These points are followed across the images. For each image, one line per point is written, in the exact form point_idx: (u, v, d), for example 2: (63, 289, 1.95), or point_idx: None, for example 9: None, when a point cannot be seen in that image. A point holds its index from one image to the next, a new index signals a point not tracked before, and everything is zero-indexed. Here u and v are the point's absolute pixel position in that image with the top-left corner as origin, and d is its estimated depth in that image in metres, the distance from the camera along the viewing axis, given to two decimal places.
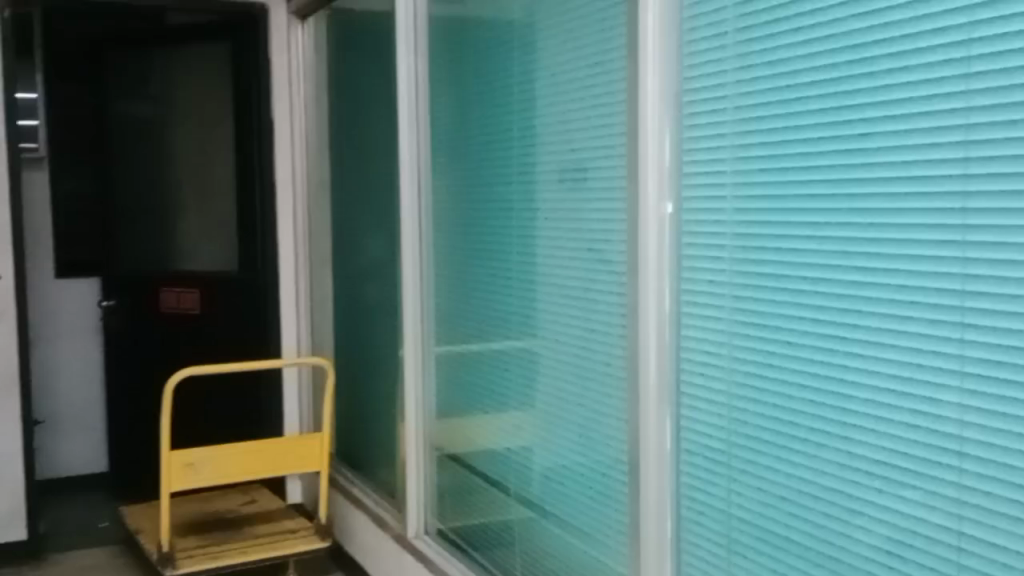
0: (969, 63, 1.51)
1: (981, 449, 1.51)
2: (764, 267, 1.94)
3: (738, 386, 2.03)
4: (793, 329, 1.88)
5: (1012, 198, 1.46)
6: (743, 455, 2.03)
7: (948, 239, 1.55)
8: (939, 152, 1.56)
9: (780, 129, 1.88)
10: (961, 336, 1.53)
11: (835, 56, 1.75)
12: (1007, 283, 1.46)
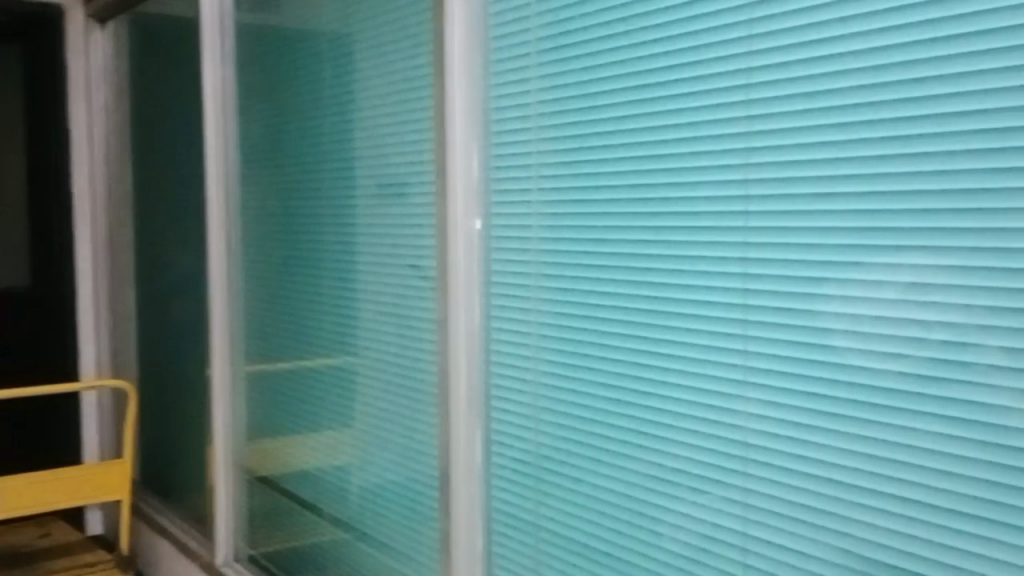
0: (746, 91, 1.60)
1: (763, 455, 1.60)
2: (565, 284, 1.99)
3: (544, 400, 2.06)
4: (594, 342, 1.93)
5: (786, 219, 1.54)
6: (549, 467, 2.07)
7: (731, 255, 1.63)
8: (722, 174, 1.64)
9: (581, 149, 1.94)
10: (745, 348, 1.61)
11: (629, 80, 1.81)
12: (783, 298, 1.55)
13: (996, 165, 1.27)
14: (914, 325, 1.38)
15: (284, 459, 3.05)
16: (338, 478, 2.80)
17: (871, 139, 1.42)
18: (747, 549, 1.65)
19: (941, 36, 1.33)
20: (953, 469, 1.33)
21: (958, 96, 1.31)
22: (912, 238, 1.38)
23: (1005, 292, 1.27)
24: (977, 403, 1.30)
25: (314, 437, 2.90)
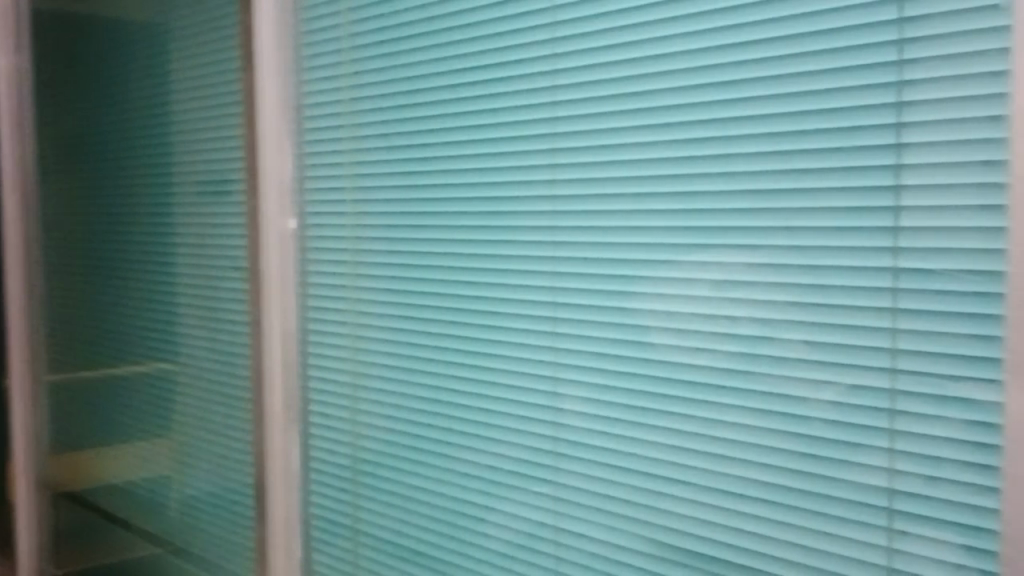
0: (550, 92, 1.56)
1: (573, 452, 1.57)
2: (379, 283, 1.92)
3: (361, 401, 2.00)
4: (410, 342, 1.87)
5: (587, 218, 1.52)
6: (369, 469, 2.01)
7: (537, 255, 1.60)
8: (528, 173, 1.61)
9: (393, 144, 1.87)
10: (554, 344, 1.58)
11: (439, 75, 1.76)
12: (587, 298, 1.52)
13: (784, 164, 1.27)
14: (711, 321, 1.36)
15: (94, 470, 2.88)
16: (156, 487, 2.66)
17: (665, 142, 1.40)
18: (558, 545, 1.63)
19: (731, 38, 1.32)
20: (750, 460, 1.32)
21: (751, 97, 1.30)
22: (709, 237, 1.35)
23: (796, 288, 1.27)
24: (772, 393, 1.29)
25: (130, 445, 2.75)
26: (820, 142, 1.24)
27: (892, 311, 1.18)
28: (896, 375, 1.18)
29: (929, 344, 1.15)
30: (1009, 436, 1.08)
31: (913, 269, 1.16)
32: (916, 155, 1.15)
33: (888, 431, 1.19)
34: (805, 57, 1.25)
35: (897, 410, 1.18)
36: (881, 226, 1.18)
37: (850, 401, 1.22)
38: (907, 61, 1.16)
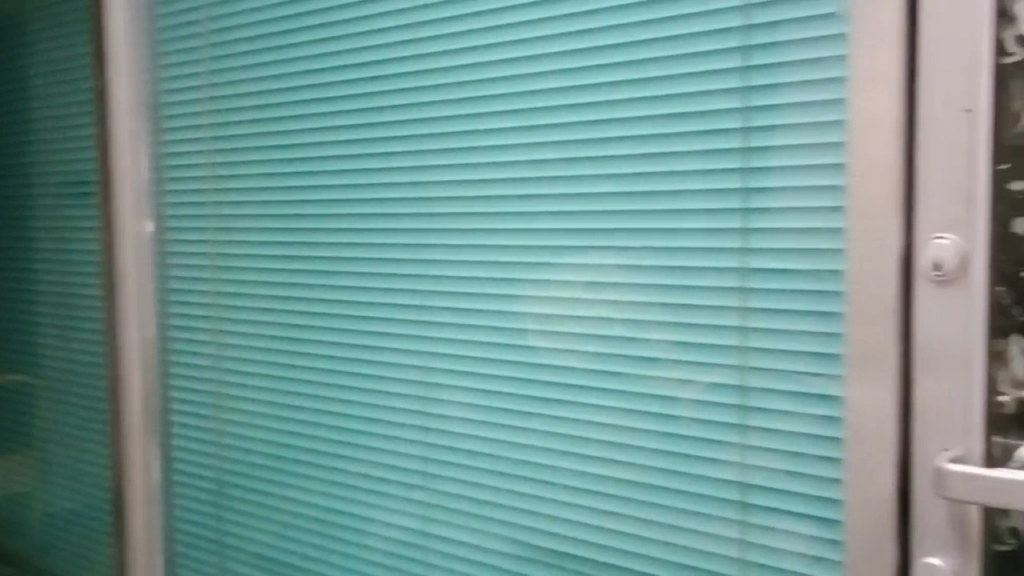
0: (407, 68, 1.28)
1: (440, 491, 1.31)
2: (230, 288, 1.66)
3: (223, 425, 1.72)
4: (263, 355, 1.59)
5: (455, 216, 1.24)
6: (227, 502, 1.73)
7: (394, 258, 1.32)
8: (382, 162, 1.32)
9: (244, 132, 1.59)
10: (419, 366, 1.30)
11: (286, 49, 1.47)
12: (451, 314, 1.25)
13: (625, 166, 1.07)
14: (543, 339, 1.17)
15: None
16: None
17: (540, 125, 1.14)
18: None
19: (563, 22, 1.12)
20: (589, 484, 1.14)
21: (589, 90, 1.09)
22: (596, 240, 1.11)
23: (641, 305, 1.07)
24: (610, 408, 1.11)
25: None
26: (664, 146, 1.03)
27: (740, 327, 0.99)
28: (744, 392, 1.00)
29: (776, 356, 0.97)
30: (850, 453, 0.92)
31: (762, 289, 0.97)
32: (764, 156, 0.96)
33: (735, 453, 1.01)
34: (642, 47, 1.05)
35: (746, 426, 1.00)
36: (728, 241, 0.99)
37: (689, 416, 1.04)
38: (753, 51, 0.97)
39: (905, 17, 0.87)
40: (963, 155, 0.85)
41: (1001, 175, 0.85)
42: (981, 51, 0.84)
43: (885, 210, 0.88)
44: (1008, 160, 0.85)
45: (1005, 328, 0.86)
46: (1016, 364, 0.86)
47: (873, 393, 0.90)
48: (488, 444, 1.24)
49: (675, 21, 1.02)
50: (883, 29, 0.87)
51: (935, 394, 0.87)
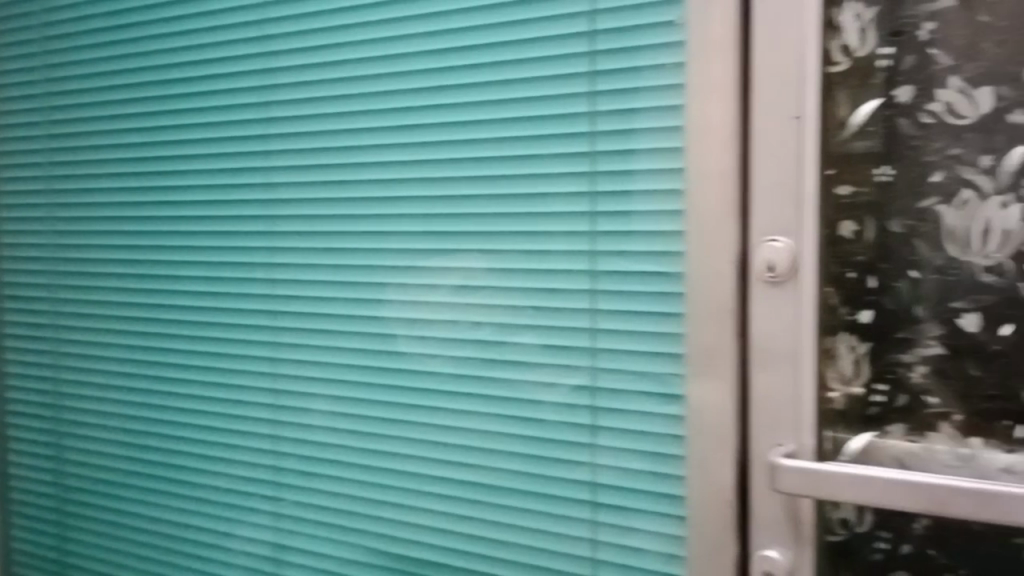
0: (258, 66, 1.21)
1: (294, 499, 1.26)
2: (65, 299, 1.45)
3: (46, 445, 1.52)
4: (95, 367, 1.43)
5: (306, 218, 1.20)
6: (51, 529, 1.54)
7: (242, 259, 1.25)
8: (228, 160, 1.25)
9: (67, 121, 1.42)
10: (272, 371, 1.25)
11: (119, 35, 1.34)
12: (302, 318, 1.21)
13: (476, 170, 1.06)
14: (395, 345, 1.14)
15: None
16: None
17: (397, 128, 1.11)
18: None
19: (411, 22, 1.09)
20: (449, 489, 1.12)
21: (439, 93, 1.08)
22: (451, 242, 1.09)
23: (494, 310, 1.07)
24: (464, 411, 1.10)
25: None
26: (515, 150, 1.03)
27: (590, 330, 1.00)
28: (594, 394, 1.00)
29: (624, 358, 0.98)
30: (692, 448, 0.94)
31: (611, 293, 0.98)
32: (610, 160, 0.97)
33: (586, 453, 1.01)
34: (491, 51, 1.04)
35: (597, 427, 1.00)
36: (576, 245, 1.00)
37: (542, 418, 1.04)
38: (599, 56, 0.97)
39: (740, 25, 0.89)
40: (792, 159, 0.87)
41: (828, 178, 0.87)
42: (808, 58, 0.85)
43: (721, 212, 0.91)
44: (835, 165, 0.87)
45: (834, 326, 0.88)
46: (844, 362, 0.88)
47: (711, 389, 0.93)
48: (341, 451, 1.21)
49: (523, 26, 1.02)
50: (719, 32, 0.90)
51: (767, 391, 0.90)
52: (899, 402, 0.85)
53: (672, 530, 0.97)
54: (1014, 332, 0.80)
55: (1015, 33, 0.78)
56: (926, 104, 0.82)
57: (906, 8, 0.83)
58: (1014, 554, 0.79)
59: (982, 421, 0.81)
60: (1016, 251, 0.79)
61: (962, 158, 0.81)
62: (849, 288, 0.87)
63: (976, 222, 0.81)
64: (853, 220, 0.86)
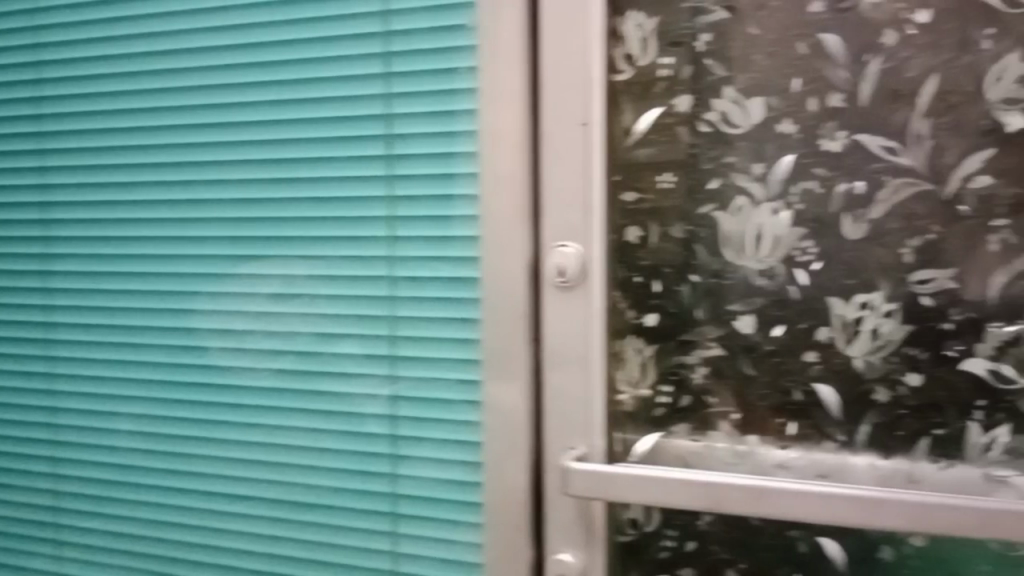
0: (35, 59, 1.14)
1: (75, 525, 1.17)
2: None
3: None
4: None
5: (87, 223, 1.12)
6: None
7: (20, 265, 1.17)
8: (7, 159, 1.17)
9: None
10: (50, 387, 1.16)
11: None
12: (84, 330, 1.13)
13: (270, 173, 1.02)
14: (185, 357, 1.08)
15: None
16: None
17: (184, 127, 1.05)
18: None
19: (197, 16, 1.03)
20: (244, 507, 1.07)
21: (230, 91, 1.03)
22: (243, 248, 1.04)
23: (290, 318, 1.02)
24: (260, 425, 1.05)
25: None
26: (311, 152, 1.00)
27: (389, 337, 0.97)
28: (395, 403, 0.98)
29: (424, 365, 0.96)
30: (488, 454, 0.93)
31: (410, 299, 0.96)
32: (408, 163, 0.95)
33: (387, 464, 0.99)
34: (284, 49, 1.00)
35: (397, 436, 0.98)
36: (375, 250, 0.97)
37: (341, 430, 1.01)
38: (395, 57, 0.95)
39: (528, 33, 0.90)
40: (579, 166, 0.88)
41: (614, 185, 0.89)
42: (592, 66, 0.86)
43: (511, 218, 0.91)
44: (621, 172, 0.88)
45: (621, 330, 0.90)
46: (632, 365, 0.89)
47: (505, 395, 0.93)
48: (126, 472, 1.12)
49: (316, 24, 0.98)
50: (508, 39, 0.89)
51: (558, 394, 0.91)
52: (683, 402, 0.87)
53: (469, 539, 0.96)
54: (783, 334, 0.83)
55: (781, 46, 0.81)
56: (704, 113, 0.84)
57: (684, 19, 0.84)
58: (788, 545, 0.82)
59: (756, 420, 0.84)
60: (785, 255, 0.82)
61: (736, 166, 0.83)
62: (635, 293, 0.89)
63: (750, 227, 0.83)
64: (638, 225, 0.88)
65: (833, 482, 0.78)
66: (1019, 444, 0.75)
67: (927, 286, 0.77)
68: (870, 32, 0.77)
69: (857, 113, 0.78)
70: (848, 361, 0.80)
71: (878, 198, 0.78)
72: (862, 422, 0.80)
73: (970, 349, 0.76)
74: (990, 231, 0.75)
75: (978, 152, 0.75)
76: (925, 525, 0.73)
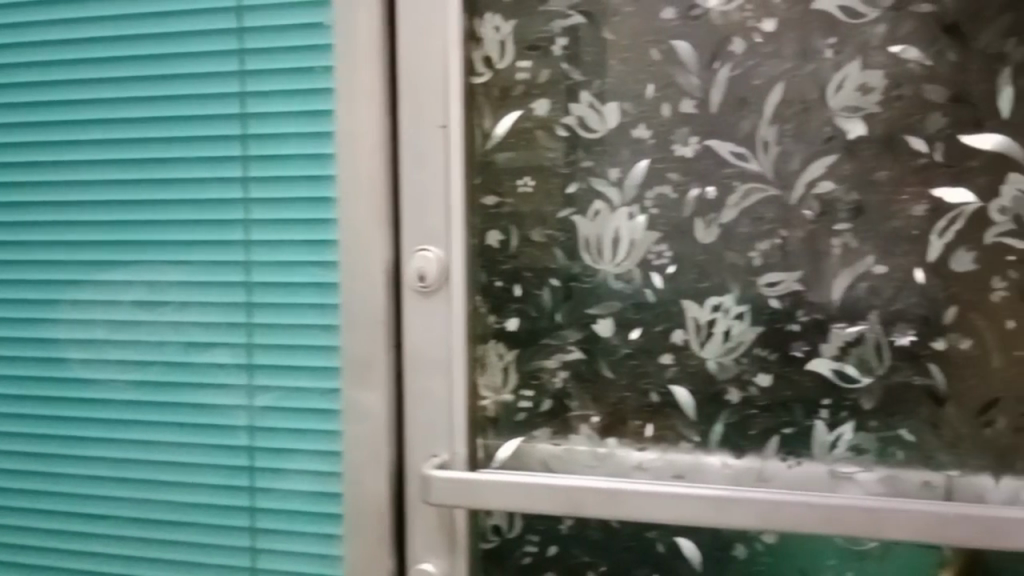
0: None
1: None
2: None
3: None
4: None
5: None
6: None
7: None
8: None
9: None
10: None
11: None
12: None
13: (116, 174, 0.96)
14: (31, 368, 1.02)
15: None
16: None
17: (26, 125, 1.00)
18: None
19: (42, 8, 0.98)
20: (92, 526, 1.01)
21: (74, 87, 0.97)
22: (89, 253, 0.98)
23: (139, 327, 0.98)
24: (107, 440, 0.99)
25: None
26: (159, 152, 0.95)
27: (245, 345, 0.94)
28: (251, 414, 0.94)
29: (282, 374, 0.93)
30: (348, 464, 0.91)
31: (267, 305, 0.93)
32: (263, 165, 0.92)
33: (245, 477, 0.95)
34: (130, 43, 0.95)
35: (254, 448, 0.95)
36: (230, 255, 0.94)
37: (195, 443, 0.97)
38: (248, 56, 0.91)
39: (385, 33, 0.88)
40: (438, 169, 0.87)
41: (473, 188, 0.88)
42: (450, 69, 0.85)
43: (370, 220, 0.89)
44: (480, 175, 0.87)
45: (482, 335, 0.89)
46: (493, 371, 0.89)
47: (366, 402, 0.90)
48: None
49: (166, 19, 0.94)
50: (365, 38, 0.87)
51: (420, 399, 0.89)
52: (544, 406, 0.87)
53: (329, 550, 0.93)
54: (640, 337, 0.83)
55: (635, 52, 0.81)
56: (562, 117, 0.84)
57: (540, 23, 0.84)
58: (647, 547, 0.83)
59: (615, 422, 0.84)
60: (641, 259, 0.83)
61: (593, 170, 0.83)
62: (496, 297, 0.88)
63: (607, 231, 0.83)
64: (498, 229, 0.87)
65: (688, 482, 0.79)
66: (862, 441, 0.77)
67: (775, 288, 0.79)
68: (719, 40, 0.79)
69: (708, 119, 0.79)
70: (702, 362, 0.81)
71: (728, 203, 0.79)
72: (716, 422, 0.81)
73: (816, 349, 0.78)
74: (833, 234, 0.77)
75: (821, 159, 0.77)
76: (772, 523, 0.75)
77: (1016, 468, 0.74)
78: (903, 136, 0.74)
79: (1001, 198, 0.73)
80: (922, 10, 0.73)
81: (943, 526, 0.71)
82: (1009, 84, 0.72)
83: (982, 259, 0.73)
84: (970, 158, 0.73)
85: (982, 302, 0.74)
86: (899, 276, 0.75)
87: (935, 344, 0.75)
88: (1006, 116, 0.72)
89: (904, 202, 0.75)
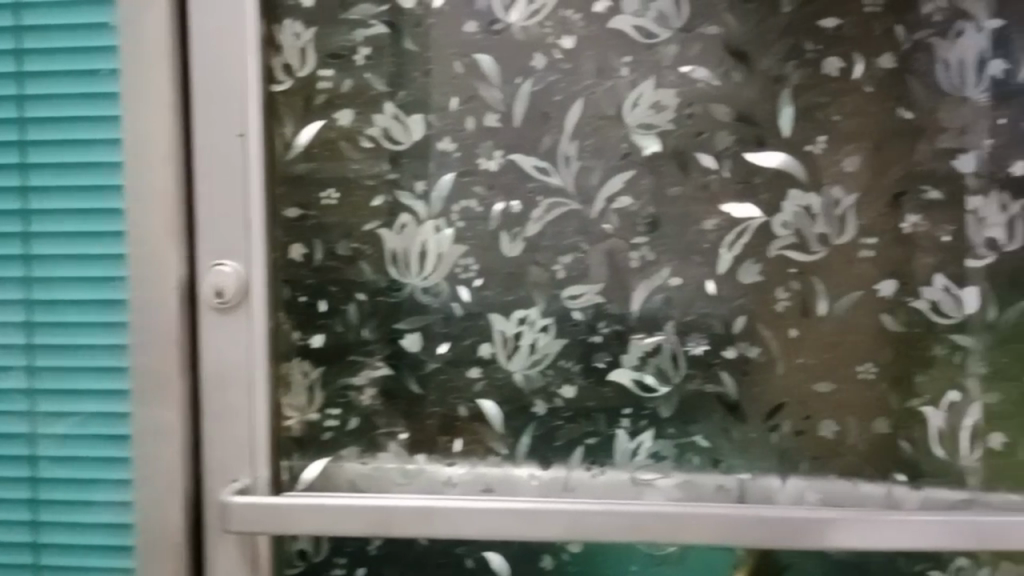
0: None
1: None
2: None
3: None
4: None
5: None
6: None
7: None
8: None
9: None
10: None
11: None
12: None
13: None
14: None
15: None
16: None
17: None
18: None
19: None
20: None
21: None
22: None
23: None
24: None
25: None
26: None
27: (27, 369, 0.87)
28: (35, 442, 0.87)
29: (67, 400, 0.86)
30: (142, 492, 0.85)
31: (51, 325, 0.86)
32: (44, 174, 0.85)
33: (28, 512, 0.88)
34: None
35: (38, 480, 0.87)
36: (8, 271, 0.86)
37: None
38: (27, 56, 0.84)
39: (177, 38, 0.83)
40: (235, 179, 0.82)
41: (274, 200, 0.83)
42: (246, 74, 0.81)
43: (162, 232, 0.83)
44: (282, 186, 0.83)
45: (285, 352, 0.84)
46: (297, 390, 0.84)
47: (160, 424, 0.85)
48: None
49: None
50: (154, 42, 0.82)
51: (218, 420, 0.84)
52: (351, 425, 0.83)
53: None
54: (448, 351, 0.82)
55: (439, 64, 0.79)
56: (366, 128, 0.81)
57: (342, 32, 0.81)
58: (456, 563, 0.82)
59: (423, 438, 0.82)
60: (449, 273, 0.81)
61: (398, 183, 0.81)
62: (300, 313, 0.84)
63: (413, 245, 0.81)
64: (302, 243, 0.83)
65: (495, 496, 0.79)
66: (660, 448, 0.79)
67: (578, 301, 0.80)
68: (522, 55, 0.78)
69: (512, 133, 0.79)
70: (509, 376, 0.81)
71: (533, 216, 0.80)
72: (523, 434, 0.81)
73: (617, 360, 0.79)
74: (631, 248, 0.79)
75: (618, 175, 0.78)
76: (578, 533, 0.75)
77: (801, 469, 0.77)
78: (694, 153, 0.77)
79: (783, 213, 0.76)
80: (710, 32, 0.76)
81: (735, 527, 0.74)
82: (790, 105, 0.76)
83: (768, 271, 0.77)
84: (755, 175, 0.76)
85: (769, 313, 0.77)
86: (692, 288, 0.78)
87: (725, 353, 0.78)
88: (787, 135, 0.76)
89: (697, 216, 0.77)
